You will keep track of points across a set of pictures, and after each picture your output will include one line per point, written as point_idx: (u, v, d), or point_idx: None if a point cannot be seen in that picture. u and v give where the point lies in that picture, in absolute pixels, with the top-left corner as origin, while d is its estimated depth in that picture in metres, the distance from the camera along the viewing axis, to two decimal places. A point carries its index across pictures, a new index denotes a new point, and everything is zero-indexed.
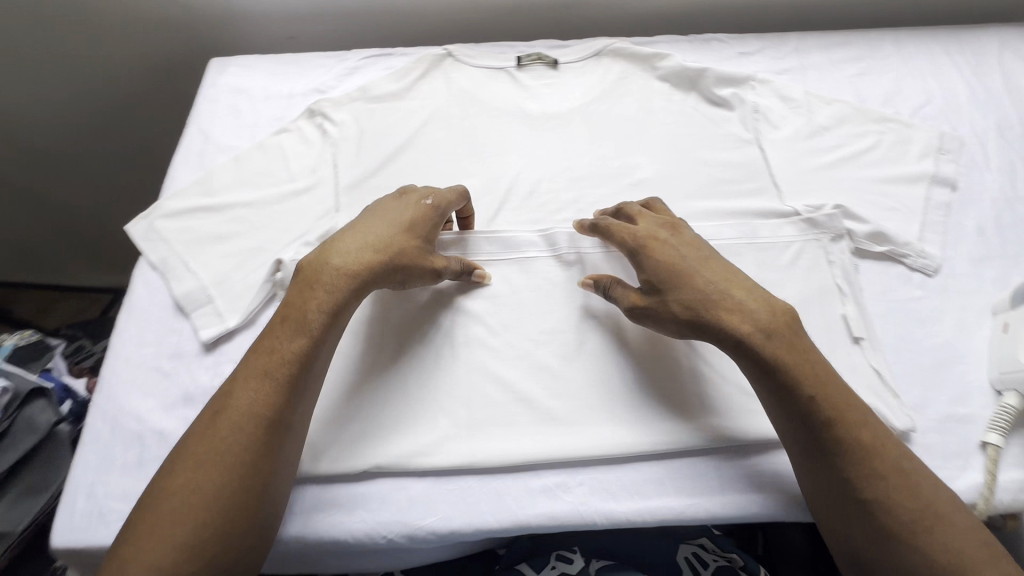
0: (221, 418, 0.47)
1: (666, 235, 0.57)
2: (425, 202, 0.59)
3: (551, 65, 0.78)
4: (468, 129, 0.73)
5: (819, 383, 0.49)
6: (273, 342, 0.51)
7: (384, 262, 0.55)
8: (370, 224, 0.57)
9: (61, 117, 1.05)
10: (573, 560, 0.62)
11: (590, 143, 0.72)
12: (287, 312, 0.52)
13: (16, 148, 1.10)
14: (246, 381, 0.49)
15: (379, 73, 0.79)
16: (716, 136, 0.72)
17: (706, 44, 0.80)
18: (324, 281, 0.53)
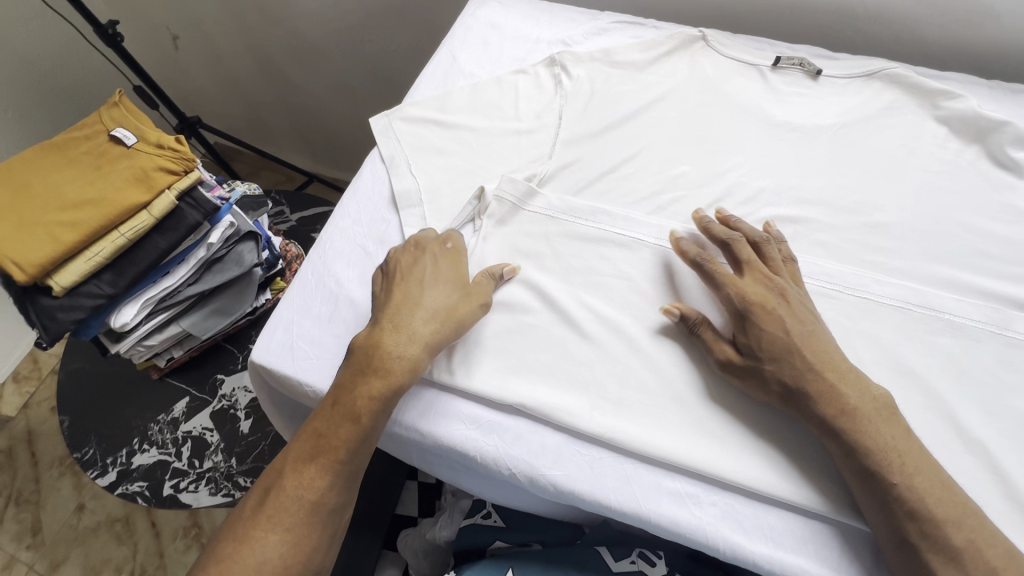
0: (274, 496, 0.49)
1: (775, 303, 0.53)
2: (445, 245, 0.60)
3: (811, 74, 0.72)
4: (701, 117, 0.70)
5: (950, 508, 0.44)
6: (322, 426, 0.51)
7: (454, 319, 0.55)
8: (418, 280, 0.57)
9: (335, 18, 1.21)
10: (655, 564, 0.58)
11: (830, 167, 0.65)
12: (350, 371, 0.53)
13: (296, 36, 1.30)
14: (296, 463, 0.50)
15: (625, 40, 0.79)
16: (989, 202, 0.61)
17: (1013, 95, 0.67)
18: (378, 369, 0.52)
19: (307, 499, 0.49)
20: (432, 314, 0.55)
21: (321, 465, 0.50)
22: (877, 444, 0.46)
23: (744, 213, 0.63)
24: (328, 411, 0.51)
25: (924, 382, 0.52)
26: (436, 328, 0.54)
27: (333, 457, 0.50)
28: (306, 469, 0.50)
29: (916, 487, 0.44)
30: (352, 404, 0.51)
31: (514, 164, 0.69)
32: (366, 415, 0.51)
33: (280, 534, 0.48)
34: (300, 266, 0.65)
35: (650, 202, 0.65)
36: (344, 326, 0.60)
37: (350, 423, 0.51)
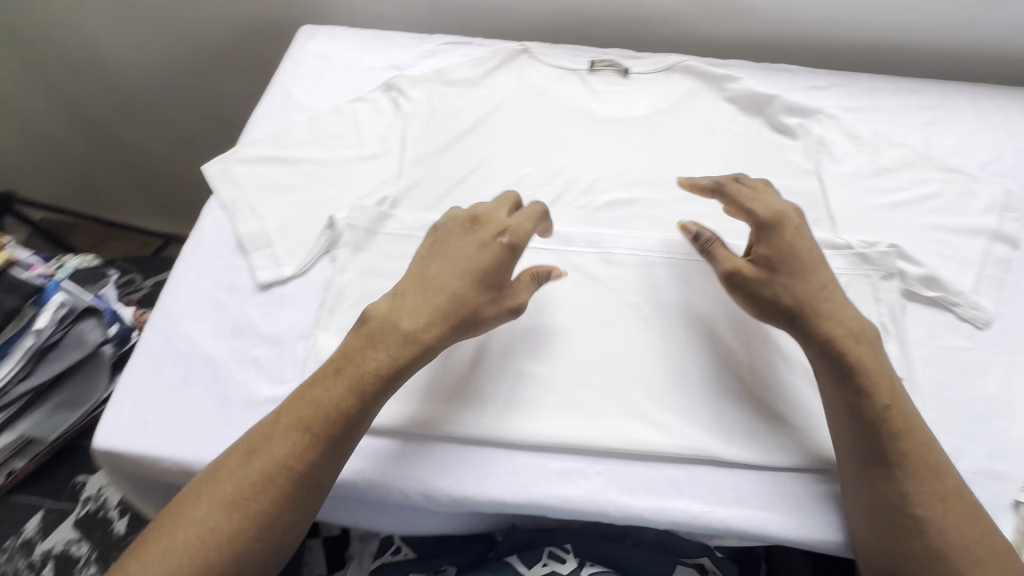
0: (257, 459, 0.48)
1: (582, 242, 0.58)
2: (499, 239, 0.55)
3: (621, 73, 0.81)
4: (534, 122, 0.76)
5: (925, 437, 0.49)
6: (321, 395, 0.50)
7: (460, 312, 0.53)
8: (451, 255, 0.55)
9: (156, 65, 1.14)
10: (565, 561, 0.60)
11: (650, 151, 0.73)
12: (358, 339, 0.52)
13: (119, 90, 1.20)
14: (284, 427, 0.49)
15: (456, 59, 0.83)
16: (775, 162, 0.73)
17: (778, 73, 0.81)
18: (387, 342, 0.51)
19: (264, 498, 0.47)
20: (424, 302, 0.52)
21: (288, 458, 0.48)
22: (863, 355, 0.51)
23: (586, 202, 0.69)
24: (332, 377, 0.50)
25: (752, 321, 0.61)
26: (433, 316, 0.52)
27: (301, 457, 0.48)
28: (274, 451, 0.48)
29: (895, 415, 0.50)
30: (337, 391, 0.50)
31: (365, 189, 0.69)
32: (344, 413, 0.49)
33: (230, 529, 0.46)
34: (141, 333, 0.59)
35: None
36: (199, 386, 0.56)
37: (331, 413, 0.49)
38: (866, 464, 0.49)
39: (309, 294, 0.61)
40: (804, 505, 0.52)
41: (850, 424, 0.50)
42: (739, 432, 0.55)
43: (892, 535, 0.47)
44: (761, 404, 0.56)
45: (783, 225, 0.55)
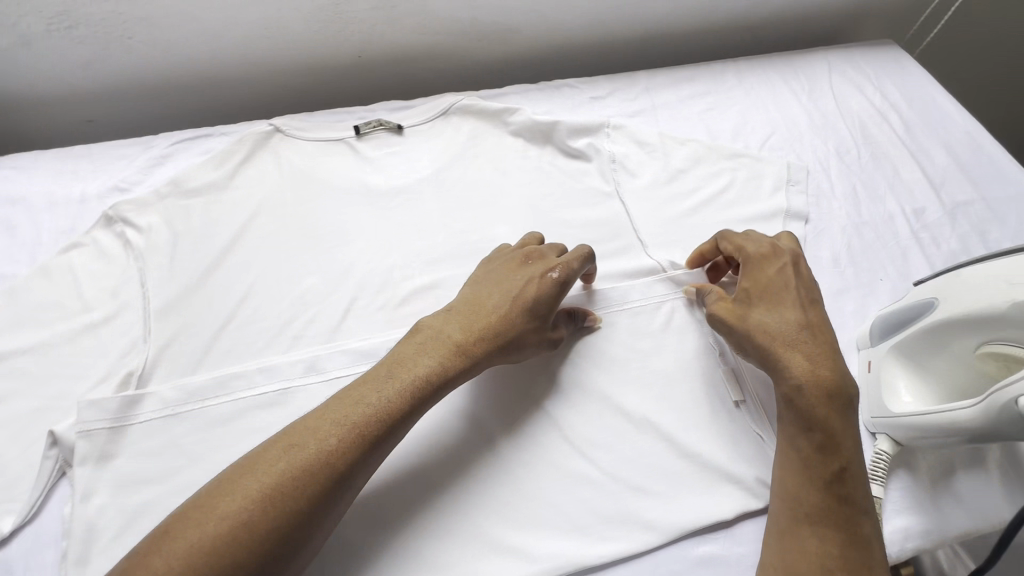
0: (257, 470, 0.41)
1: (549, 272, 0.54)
2: (550, 274, 0.54)
3: (394, 131, 0.72)
4: (306, 217, 0.65)
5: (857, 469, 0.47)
6: (354, 401, 0.46)
7: (503, 334, 0.52)
8: (503, 283, 0.54)
9: None
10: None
11: (443, 217, 0.66)
12: (401, 352, 0.50)
13: None
14: (301, 434, 0.44)
15: (194, 159, 0.68)
16: (574, 193, 0.68)
17: (557, 91, 0.77)
18: (420, 357, 0.49)
19: (244, 533, 0.39)
20: (467, 330, 0.51)
21: (277, 489, 0.41)
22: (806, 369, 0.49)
23: (384, 300, 0.60)
24: (365, 389, 0.46)
25: (588, 385, 0.56)
26: (455, 343, 0.50)
27: (288, 499, 0.40)
28: (265, 475, 0.41)
29: (839, 442, 0.47)
30: (344, 418, 0.44)
31: (102, 368, 0.54)
32: (349, 448, 0.43)
33: (196, 538, 0.38)
34: None
35: (284, 337, 0.57)
36: None
37: (334, 437, 0.43)
38: (815, 491, 0.46)
39: (45, 546, 0.48)
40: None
41: (804, 449, 0.48)
42: (600, 525, 0.50)
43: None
44: (619, 482, 0.51)
45: (768, 265, 0.55)
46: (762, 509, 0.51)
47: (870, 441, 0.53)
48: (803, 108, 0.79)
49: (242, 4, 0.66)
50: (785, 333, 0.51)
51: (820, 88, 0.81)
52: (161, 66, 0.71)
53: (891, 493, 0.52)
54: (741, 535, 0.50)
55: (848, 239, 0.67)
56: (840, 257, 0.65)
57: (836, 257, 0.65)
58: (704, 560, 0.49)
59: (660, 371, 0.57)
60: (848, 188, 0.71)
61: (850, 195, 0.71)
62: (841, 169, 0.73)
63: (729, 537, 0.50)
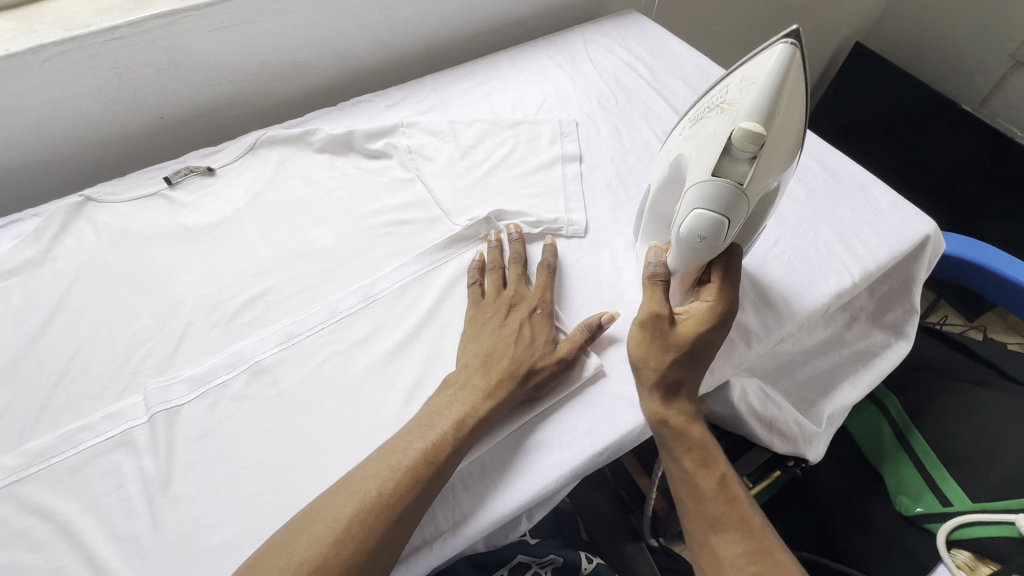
0: (312, 525, 0.46)
1: (537, 306, 0.63)
2: (536, 309, 0.63)
3: (205, 173, 0.77)
4: (131, 267, 0.68)
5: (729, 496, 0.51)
6: (406, 445, 0.51)
7: (519, 373, 0.57)
8: (500, 329, 0.61)
9: None
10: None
11: (264, 235, 0.72)
12: (440, 399, 0.55)
13: None
14: (354, 487, 0.49)
15: (5, 244, 0.70)
16: (381, 185, 0.77)
17: (354, 107, 0.86)
18: (453, 408, 0.54)
19: None
20: (488, 377, 0.57)
21: (330, 548, 0.45)
22: (682, 425, 0.53)
23: (218, 317, 0.64)
24: (405, 438, 0.52)
25: (417, 340, 0.63)
26: (415, 468, 0.50)
27: (343, 555, 0.45)
28: (318, 534, 0.46)
29: (700, 476, 0.52)
30: (391, 474, 0.49)
31: None
32: (401, 496, 0.48)
33: None
34: None
35: (122, 375, 0.60)
36: None
37: (384, 488, 0.48)
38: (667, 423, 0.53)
39: None
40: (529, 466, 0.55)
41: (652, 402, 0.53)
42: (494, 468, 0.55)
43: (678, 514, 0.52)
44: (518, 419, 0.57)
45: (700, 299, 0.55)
46: (577, 390, 0.60)
47: None
48: (567, 74, 0.93)
49: (23, 92, 0.70)
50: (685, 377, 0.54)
51: (579, 56, 0.96)
52: None
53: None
54: (566, 423, 0.58)
55: (617, 166, 0.80)
56: (613, 181, 0.78)
57: (609, 182, 0.78)
58: (537, 445, 0.57)
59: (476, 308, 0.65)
60: (611, 127, 0.85)
61: (614, 132, 0.84)
62: (604, 114, 0.87)
63: (558, 424, 0.58)
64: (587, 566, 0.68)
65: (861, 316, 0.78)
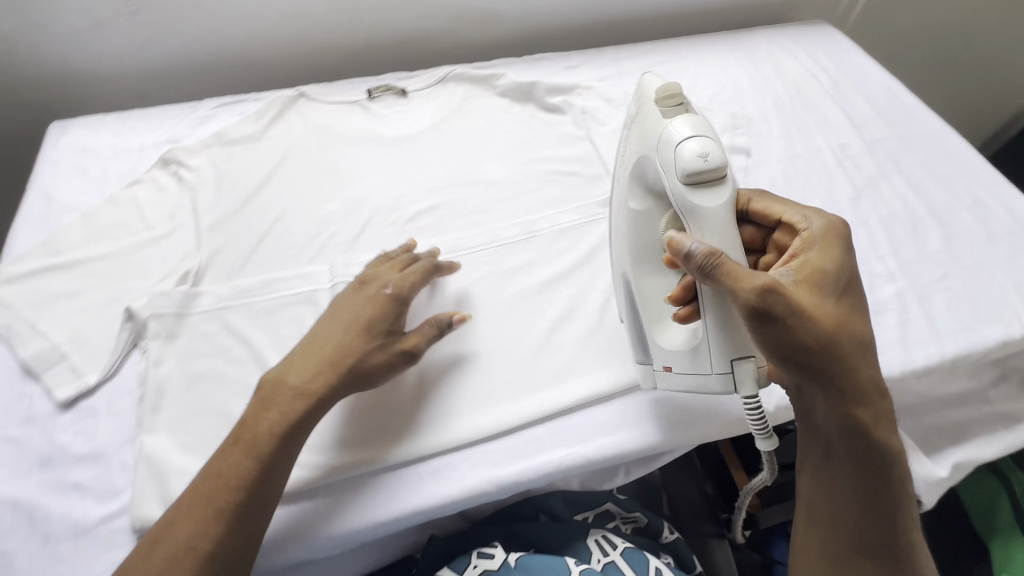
0: (256, 413, 0.50)
1: (386, 288, 0.57)
2: (384, 291, 0.57)
3: (399, 94, 0.85)
4: (329, 159, 0.77)
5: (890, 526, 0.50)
6: (292, 373, 0.52)
7: (343, 359, 0.52)
8: (334, 314, 0.56)
9: None
10: (494, 556, 0.63)
11: (444, 157, 0.78)
12: (292, 362, 0.53)
13: None
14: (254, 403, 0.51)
15: (232, 118, 0.81)
16: (553, 136, 0.81)
17: (537, 62, 0.91)
18: (291, 379, 0.51)
19: (250, 462, 0.47)
20: (305, 368, 0.52)
21: (221, 449, 0.48)
22: (861, 447, 0.49)
23: (396, 218, 0.72)
24: (293, 372, 0.52)
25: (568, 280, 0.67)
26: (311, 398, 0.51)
27: (245, 455, 0.47)
28: (245, 422, 0.49)
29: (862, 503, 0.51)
30: (293, 386, 0.51)
31: (162, 269, 0.65)
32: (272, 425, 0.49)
33: (225, 466, 0.47)
34: None
35: (313, 246, 0.69)
36: (14, 535, 0.49)
37: (273, 414, 0.49)
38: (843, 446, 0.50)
39: (123, 395, 0.57)
40: (645, 418, 0.58)
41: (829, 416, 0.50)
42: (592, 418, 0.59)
43: (833, 524, 0.52)
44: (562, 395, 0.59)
45: (805, 222, 0.53)
46: None
47: None
48: (746, 70, 0.93)
49: None
50: (846, 380, 0.48)
51: (761, 56, 0.95)
52: (207, 44, 0.86)
53: (749, 380, 0.49)
54: None
55: (784, 167, 0.80)
56: (777, 181, 0.78)
57: (774, 181, 0.78)
58: (663, 401, 0.60)
59: None
60: (784, 130, 0.85)
61: (786, 135, 0.84)
62: (779, 116, 0.86)
63: None
64: (669, 534, 0.71)
65: (1014, 377, 0.73)
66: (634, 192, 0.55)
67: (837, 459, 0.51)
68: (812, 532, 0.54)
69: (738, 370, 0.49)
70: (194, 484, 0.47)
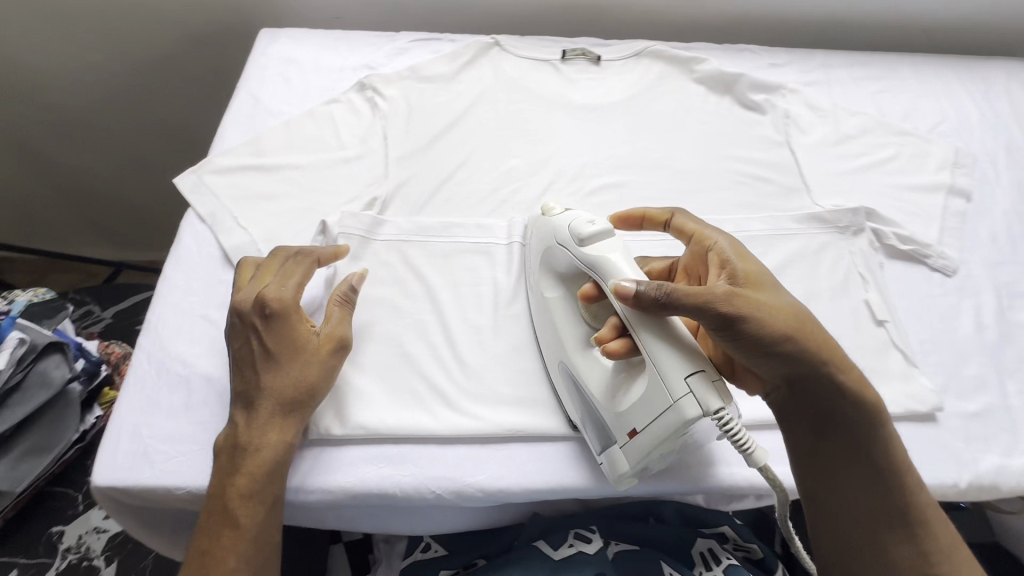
0: (243, 418, 0.49)
1: (273, 301, 0.51)
2: (272, 305, 0.51)
3: (593, 61, 0.81)
4: (516, 114, 0.76)
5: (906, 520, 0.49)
6: (246, 380, 0.51)
7: (296, 386, 0.50)
8: (270, 325, 0.51)
9: (84, 83, 1.01)
10: (591, 540, 0.60)
11: (632, 135, 0.75)
12: (241, 367, 0.51)
13: (33, 107, 1.05)
14: (237, 401, 0.51)
15: (426, 55, 0.81)
16: (749, 136, 0.76)
17: (740, 53, 0.85)
18: (252, 386, 0.50)
19: (256, 467, 0.48)
20: (290, 368, 0.50)
21: (222, 453, 0.49)
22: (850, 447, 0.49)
23: (577, 188, 0.70)
24: (238, 386, 0.51)
25: None
26: (271, 397, 0.50)
27: (251, 459, 0.48)
28: (223, 434, 0.50)
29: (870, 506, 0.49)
30: (248, 393, 0.50)
31: (351, 191, 0.67)
32: (267, 426, 0.49)
33: (243, 470, 0.47)
34: (130, 359, 0.56)
35: (493, 199, 0.68)
36: (206, 408, 0.53)
37: (238, 423, 0.49)
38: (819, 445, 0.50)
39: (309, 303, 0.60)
40: None
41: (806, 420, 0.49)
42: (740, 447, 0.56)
43: (856, 497, 0.50)
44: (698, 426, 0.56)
45: (714, 240, 0.53)
46: (903, 417, 0.56)
47: (1004, 390, 0.59)
48: (975, 104, 0.82)
49: None
50: (820, 379, 0.47)
51: (995, 91, 0.84)
52: None
53: (711, 395, 0.42)
54: None
55: (1007, 222, 0.71)
56: (999, 235, 0.69)
57: (994, 235, 0.69)
58: None
59: (817, 291, 0.63)
60: (1012, 180, 0.75)
61: (1013, 187, 0.74)
62: (1008, 163, 0.76)
63: None
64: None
65: None
66: (545, 281, 0.57)
67: (835, 471, 0.50)
68: (845, 521, 0.50)
69: (692, 388, 0.43)
70: (214, 484, 0.48)
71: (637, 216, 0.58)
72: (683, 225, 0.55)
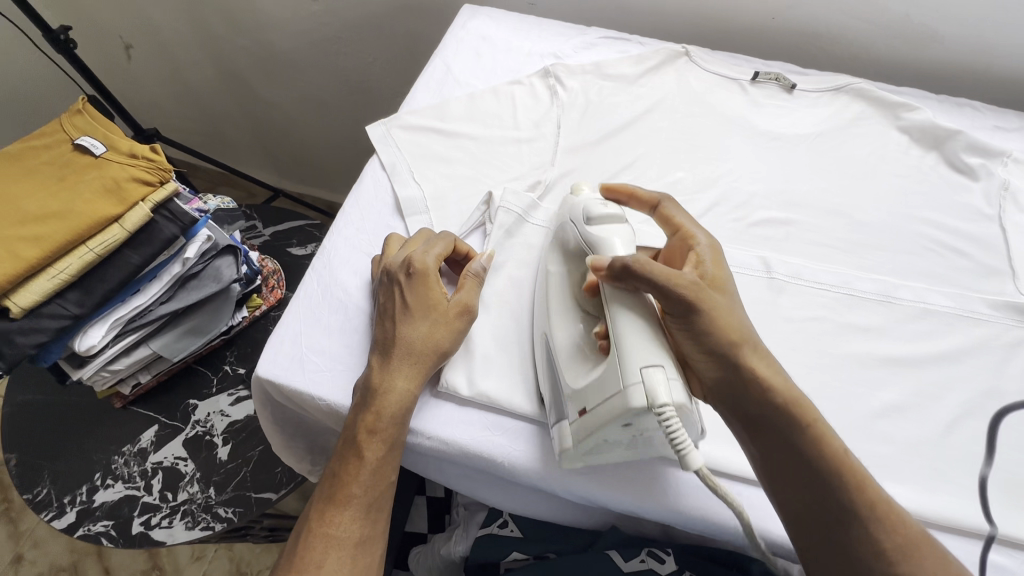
0: (390, 360, 0.53)
1: (417, 264, 0.55)
2: (416, 266, 0.55)
3: (787, 88, 0.77)
4: (692, 127, 0.74)
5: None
6: (391, 328, 0.54)
7: (435, 349, 0.54)
8: (408, 286, 0.55)
9: (298, 28, 1.13)
10: (665, 561, 0.57)
11: (813, 173, 0.70)
12: (383, 317, 0.56)
13: (255, 42, 1.19)
14: (381, 344, 0.55)
15: (612, 54, 0.82)
16: (951, 202, 0.68)
17: (959, 108, 0.76)
18: (391, 335, 0.54)
19: (391, 411, 0.52)
20: (421, 327, 0.54)
21: (362, 387, 0.53)
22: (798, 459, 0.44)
23: (741, 215, 0.67)
24: (381, 330, 0.55)
25: (918, 373, 0.57)
26: (414, 349, 0.53)
27: (388, 401, 0.52)
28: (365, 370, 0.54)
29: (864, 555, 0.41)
30: (390, 339, 0.54)
31: (517, 171, 0.70)
32: (410, 375, 0.53)
33: (379, 410, 0.51)
34: (303, 276, 0.63)
35: None
36: (356, 335, 0.59)
37: (377, 364, 0.53)
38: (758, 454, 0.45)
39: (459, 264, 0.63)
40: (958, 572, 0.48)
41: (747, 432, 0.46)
42: None
43: (799, 502, 0.43)
44: None
45: (695, 236, 0.52)
46: None
47: None
48: None
49: None
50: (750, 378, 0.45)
51: None
52: None
53: (662, 389, 0.42)
54: None
55: None
56: None
57: None
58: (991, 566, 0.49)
59: (1004, 392, 0.55)
60: None
61: None
62: None
63: None
64: None
65: None
66: (551, 257, 0.57)
67: (796, 485, 0.44)
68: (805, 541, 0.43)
69: (645, 378, 0.42)
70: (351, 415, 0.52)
71: (624, 191, 0.57)
72: (669, 214, 0.54)
